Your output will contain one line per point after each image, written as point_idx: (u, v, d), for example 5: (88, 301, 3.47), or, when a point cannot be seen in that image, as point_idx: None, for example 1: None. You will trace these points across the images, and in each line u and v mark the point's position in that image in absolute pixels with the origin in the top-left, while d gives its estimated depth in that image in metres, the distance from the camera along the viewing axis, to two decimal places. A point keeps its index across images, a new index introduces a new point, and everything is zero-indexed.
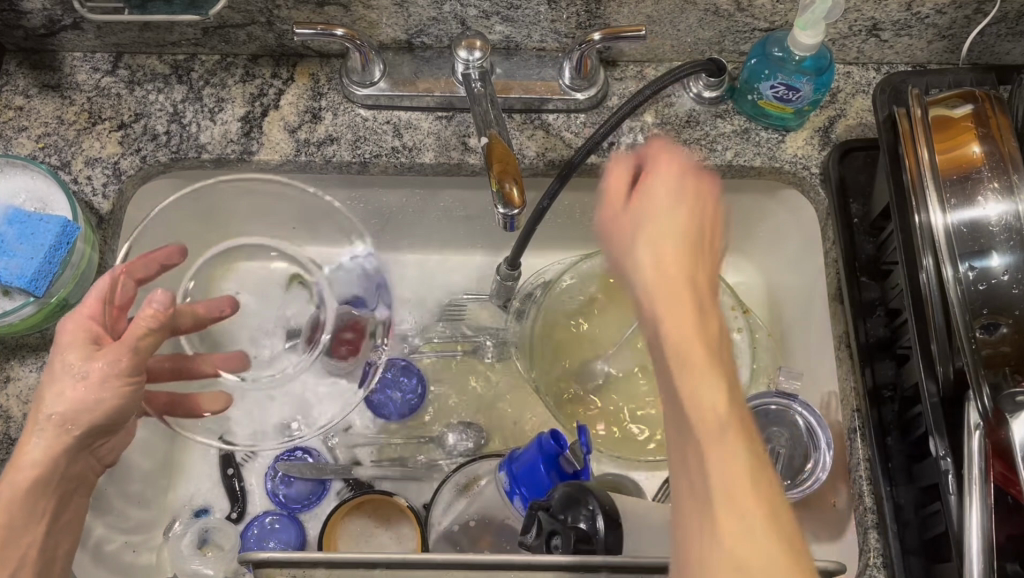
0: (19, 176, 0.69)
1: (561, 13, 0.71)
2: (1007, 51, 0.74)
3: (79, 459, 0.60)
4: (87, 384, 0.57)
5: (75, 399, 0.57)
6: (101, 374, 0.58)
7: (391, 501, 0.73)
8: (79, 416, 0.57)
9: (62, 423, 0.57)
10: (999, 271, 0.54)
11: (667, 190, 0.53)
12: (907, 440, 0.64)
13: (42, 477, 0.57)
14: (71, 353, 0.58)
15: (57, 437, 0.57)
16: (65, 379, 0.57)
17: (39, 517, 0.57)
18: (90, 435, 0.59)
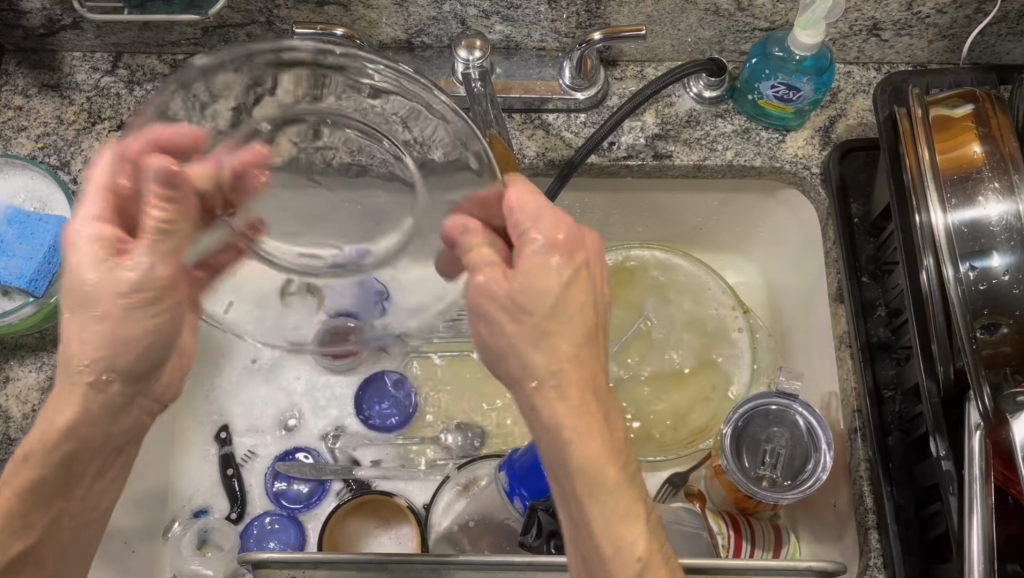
0: (19, 176, 0.69)
1: (561, 13, 0.71)
2: (1007, 51, 0.73)
3: (128, 413, 0.56)
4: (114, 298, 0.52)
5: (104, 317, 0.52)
6: (137, 294, 0.52)
7: (391, 500, 0.72)
8: (110, 351, 0.53)
9: (101, 363, 0.53)
10: (999, 272, 0.54)
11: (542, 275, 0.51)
12: (908, 440, 0.64)
13: (76, 438, 0.53)
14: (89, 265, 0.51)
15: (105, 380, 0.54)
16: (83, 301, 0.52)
17: (82, 473, 0.55)
18: (128, 375, 0.55)
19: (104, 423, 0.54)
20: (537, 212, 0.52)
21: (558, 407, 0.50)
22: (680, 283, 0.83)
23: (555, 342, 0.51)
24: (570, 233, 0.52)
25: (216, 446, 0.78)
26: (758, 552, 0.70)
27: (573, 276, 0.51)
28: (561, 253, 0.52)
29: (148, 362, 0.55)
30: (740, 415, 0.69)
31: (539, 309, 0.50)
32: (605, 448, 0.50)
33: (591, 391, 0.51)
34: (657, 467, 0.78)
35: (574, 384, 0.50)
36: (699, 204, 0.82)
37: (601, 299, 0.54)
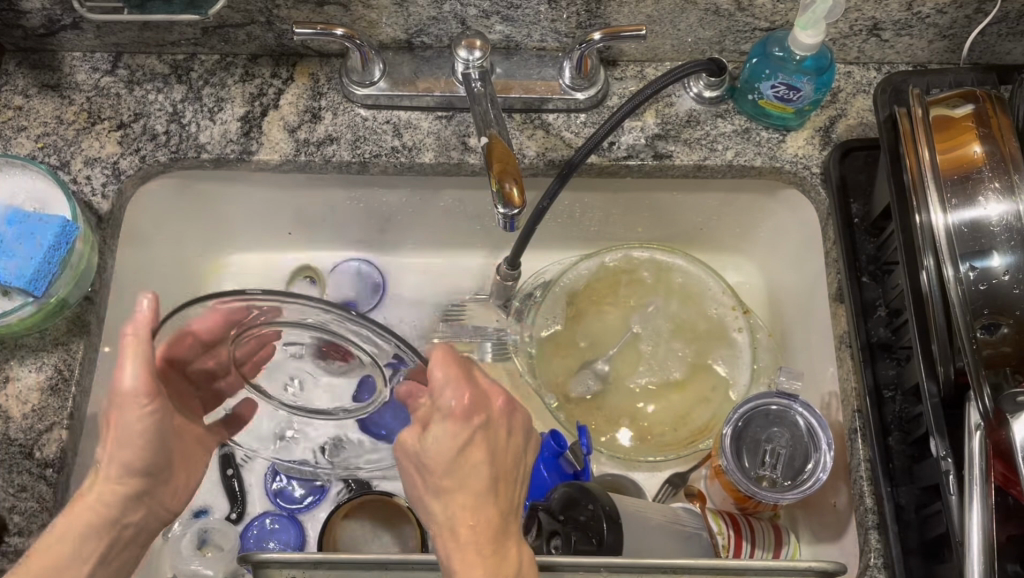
0: (19, 176, 0.68)
1: (561, 13, 0.71)
2: (1008, 50, 0.73)
3: (139, 506, 0.58)
4: (133, 403, 0.54)
5: (117, 420, 0.54)
6: (155, 402, 0.55)
7: (391, 501, 0.73)
8: (127, 451, 0.55)
9: (112, 464, 0.55)
10: (1000, 271, 0.54)
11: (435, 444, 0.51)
12: (907, 441, 0.64)
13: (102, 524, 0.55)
14: (141, 367, 0.53)
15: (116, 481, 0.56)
16: (113, 412, 0.55)
17: (89, 558, 0.55)
18: (138, 474, 0.56)
19: (114, 513, 0.56)
20: (445, 375, 0.52)
21: (449, 547, 0.49)
22: (680, 283, 0.82)
23: (452, 495, 0.51)
24: (470, 395, 0.51)
25: (215, 446, 0.77)
26: (757, 552, 0.70)
27: (470, 439, 0.51)
28: (458, 419, 0.51)
29: (159, 462, 0.58)
30: (740, 415, 0.70)
31: (437, 469, 0.51)
32: (489, 573, 0.48)
33: (481, 529, 0.49)
34: (657, 467, 0.78)
35: (466, 528, 0.49)
36: (700, 204, 0.82)
37: (507, 457, 0.53)
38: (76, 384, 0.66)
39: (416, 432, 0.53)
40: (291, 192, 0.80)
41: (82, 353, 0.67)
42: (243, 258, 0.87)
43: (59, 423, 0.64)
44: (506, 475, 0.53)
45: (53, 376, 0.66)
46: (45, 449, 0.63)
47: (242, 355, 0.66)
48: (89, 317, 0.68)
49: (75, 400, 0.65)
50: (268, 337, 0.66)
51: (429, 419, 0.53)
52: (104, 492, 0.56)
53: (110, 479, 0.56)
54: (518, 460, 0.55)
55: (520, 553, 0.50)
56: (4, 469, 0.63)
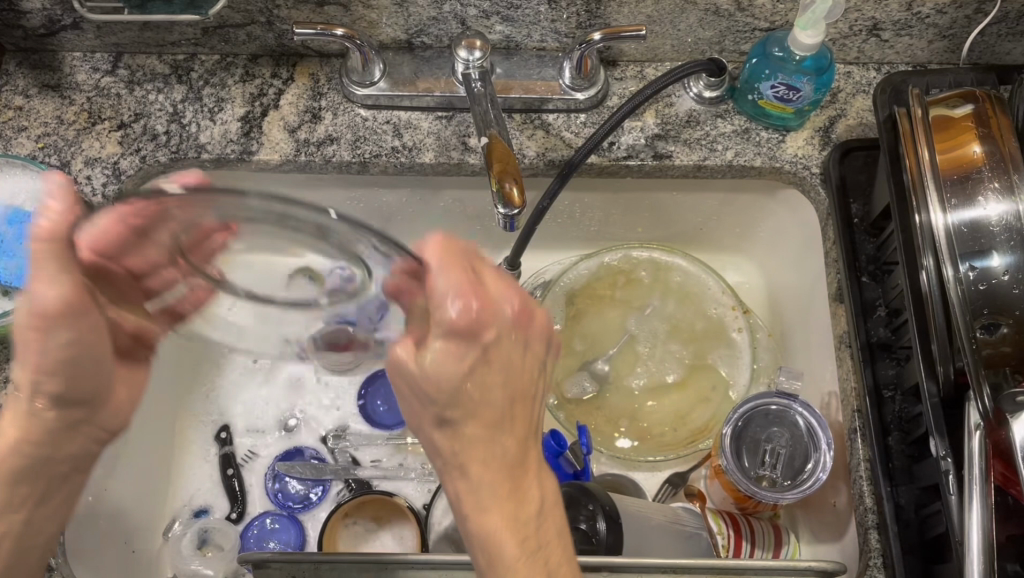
0: (20, 177, 0.68)
1: (561, 13, 0.71)
2: (1007, 51, 0.73)
3: (72, 437, 0.53)
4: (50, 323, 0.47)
5: (39, 342, 0.48)
6: (77, 327, 0.48)
7: (390, 501, 0.73)
8: (48, 377, 0.49)
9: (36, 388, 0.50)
10: (999, 271, 0.54)
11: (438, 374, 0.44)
12: (907, 440, 0.64)
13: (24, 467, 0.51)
14: (60, 280, 0.45)
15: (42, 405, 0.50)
16: (29, 329, 0.47)
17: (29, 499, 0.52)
18: (67, 401, 0.51)
19: (44, 451, 0.52)
20: (446, 287, 0.43)
21: (460, 484, 0.47)
22: (680, 283, 0.83)
23: (460, 428, 0.46)
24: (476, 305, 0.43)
25: (216, 446, 0.78)
26: (758, 552, 0.70)
27: (475, 364, 0.45)
28: (464, 338, 0.44)
29: (92, 388, 0.52)
30: (740, 415, 0.70)
31: (440, 399, 0.45)
32: (510, 521, 0.46)
33: (497, 467, 0.47)
34: (657, 467, 0.78)
35: (478, 466, 0.46)
36: (700, 204, 0.82)
37: (521, 372, 0.48)
38: None
39: (411, 350, 0.45)
40: (291, 192, 0.80)
41: None
42: None
43: None
44: (521, 394, 0.48)
45: None
46: None
47: (187, 242, 0.45)
48: None
49: None
50: (213, 228, 0.45)
51: (425, 332, 0.45)
52: (24, 424, 0.51)
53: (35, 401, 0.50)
54: (534, 374, 0.49)
55: (538, 485, 0.48)
56: None
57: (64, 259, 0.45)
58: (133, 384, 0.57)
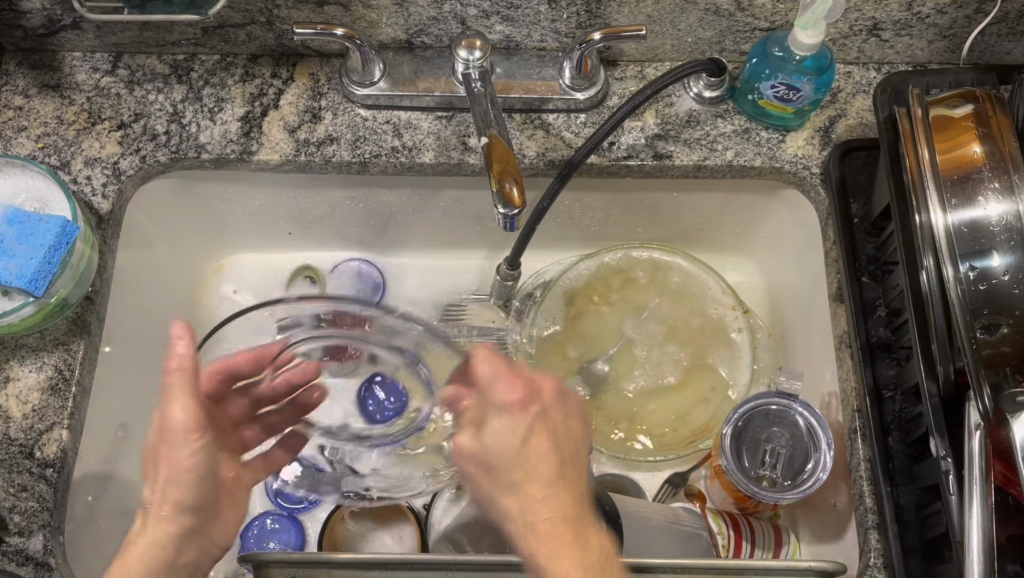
0: (19, 176, 0.68)
1: (562, 13, 0.71)
2: (1007, 51, 0.73)
3: (192, 544, 0.54)
4: (174, 438, 0.53)
5: (168, 454, 0.53)
6: (203, 438, 0.54)
7: (391, 501, 0.73)
8: (177, 486, 0.53)
9: (164, 501, 0.53)
10: (999, 271, 0.54)
11: (500, 442, 0.54)
12: (907, 440, 0.64)
13: (150, 572, 0.52)
14: (187, 401, 0.53)
15: (166, 519, 0.53)
16: (162, 445, 0.53)
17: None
18: (194, 508, 0.54)
19: (168, 557, 0.53)
20: (495, 372, 0.55)
21: (533, 542, 0.51)
22: (681, 283, 0.82)
23: (526, 490, 0.53)
24: (521, 389, 0.55)
25: None
26: (757, 552, 0.70)
27: (528, 431, 0.53)
28: (516, 414, 0.54)
29: (212, 496, 0.56)
30: (740, 415, 0.70)
31: (504, 464, 0.53)
32: (578, 566, 0.50)
33: (562, 521, 0.52)
34: (657, 468, 0.79)
35: (547, 520, 0.52)
36: (700, 204, 0.82)
37: (569, 444, 0.56)
38: (76, 384, 0.66)
39: (474, 434, 0.56)
40: (291, 191, 0.80)
41: (82, 353, 0.67)
42: (243, 258, 0.87)
43: (58, 423, 0.64)
44: (572, 463, 0.55)
45: (53, 376, 0.66)
46: (45, 450, 0.63)
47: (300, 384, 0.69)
48: (89, 317, 0.68)
49: (75, 400, 0.65)
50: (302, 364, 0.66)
51: (484, 421, 0.56)
52: (157, 530, 0.53)
53: (162, 511, 0.53)
54: (581, 449, 0.57)
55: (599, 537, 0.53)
56: (4, 469, 0.63)
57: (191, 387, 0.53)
58: (237, 506, 0.59)
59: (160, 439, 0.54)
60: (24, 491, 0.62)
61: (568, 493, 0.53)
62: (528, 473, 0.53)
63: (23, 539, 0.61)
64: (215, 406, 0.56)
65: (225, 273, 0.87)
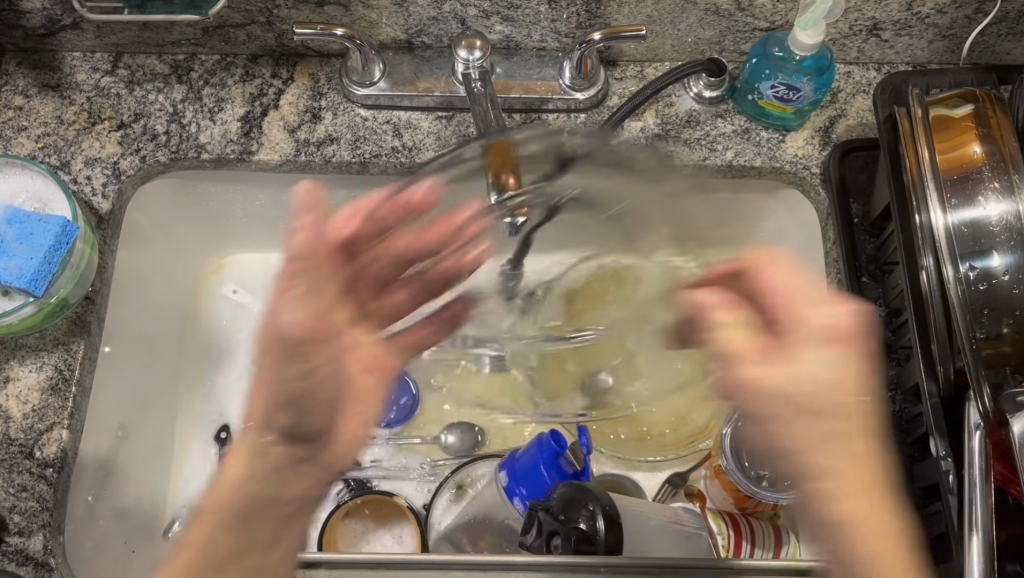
0: (19, 177, 0.68)
1: (562, 13, 0.71)
2: (1007, 51, 0.73)
3: (300, 474, 0.61)
4: (277, 349, 0.58)
5: (270, 361, 0.59)
6: (317, 357, 0.59)
7: (391, 501, 0.74)
8: (277, 415, 0.60)
9: (268, 425, 0.60)
10: (999, 271, 0.54)
11: (812, 362, 0.59)
12: (908, 440, 0.64)
13: (241, 507, 0.61)
14: (302, 306, 0.57)
15: (262, 435, 0.60)
16: (270, 348, 0.59)
17: (273, 517, 0.62)
18: (298, 438, 0.61)
19: (269, 486, 0.61)
20: (792, 290, 0.59)
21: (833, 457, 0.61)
22: None
23: (825, 417, 0.61)
24: (841, 321, 0.60)
25: (217, 447, 0.80)
26: (758, 552, 0.70)
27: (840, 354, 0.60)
28: (837, 341, 0.60)
29: (316, 426, 0.61)
30: (740, 415, 0.70)
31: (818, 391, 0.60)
32: (870, 483, 0.60)
33: (843, 434, 0.61)
34: (657, 468, 0.80)
35: (847, 434, 0.61)
36: None
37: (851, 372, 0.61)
38: (76, 384, 0.66)
39: (791, 360, 0.60)
40: (291, 192, 0.80)
41: (82, 353, 0.67)
42: (242, 258, 0.87)
43: (58, 423, 0.64)
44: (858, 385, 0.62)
45: (53, 376, 0.66)
46: (45, 449, 0.63)
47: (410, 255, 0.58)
48: (89, 317, 0.68)
49: (75, 400, 0.65)
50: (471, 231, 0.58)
51: (798, 342, 0.60)
52: (258, 456, 0.60)
53: (262, 437, 0.60)
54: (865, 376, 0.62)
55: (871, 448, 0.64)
56: (4, 469, 0.63)
57: (321, 271, 0.57)
58: (357, 428, 0.62)
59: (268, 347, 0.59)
60: (24, 491, 0.62)
61: (856, 419, 0.62)
62: (823, 390, 0.60)
63: (24, 539, 0.61)
64: (346, 316, 0.60)
65: (225, 273, 0.86)
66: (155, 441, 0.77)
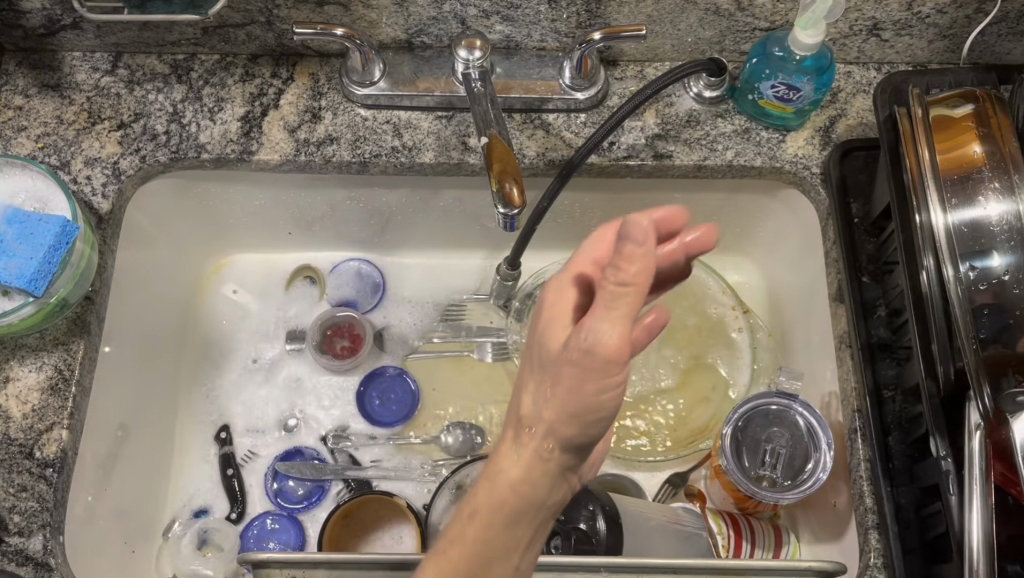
0: (19, 176, 0.68)
1: (562, 13, 0.71)
2: (1008, 51, 0.73)
3: (563, 484, 0.44)
4: (580, 367, 0.39)
5: (545, 340, 0.43)
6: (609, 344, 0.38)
7: (390, 501, 0.74)
8: (551, 408, 0.41)
9: (552, 430, 0.42)
10: (999, 272, 0.54)
11: None
12: (907, 440, 0.64)
13: (504, 505, 0.43)
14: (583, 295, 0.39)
15: (548, 442, 0.42)
16: (533, 345, 0.45)
17: (514, 546, 0.44)
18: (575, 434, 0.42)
19: (540, 494, 0.43)
20: None
21: None
22: (679, 284, 0.83)
23: None
24: None
25: (216, 447, 0.80)
26: (757, 552, 0.70)
27: None
28: None
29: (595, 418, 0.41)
30: (740, 415, 0.70)
31: None
32: None
33: None
34: (657, 467, 0.78)
35: None
36: (701, 204, 0.81)
37: None
38: (76, 384, 0.66)
39: None
40: (292, 191, 0.80)
41: (82, 352, 0.67)
42: (243, 258, 0.88)
43: (58, 423, 0.64)
44: None
45: (53, 376, 0.66)
46: (45, 450, 0.63)
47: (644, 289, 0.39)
48: (89, 317, 0.68)
49: (75, 400, 0.65)
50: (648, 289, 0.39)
51: None
52: (524, 448, 0.43)
53: (546, 440, 0.42)
54: None
55: None
56: (4, 469, 0.63)
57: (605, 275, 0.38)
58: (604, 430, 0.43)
59: (564, 360, 0.40)
60: (24, 491, 0.62)
61: None
62: None
63: (23, 539, 0.61)
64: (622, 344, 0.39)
65: (225, 273, 0.87)
66: (155, 442, 0.77)
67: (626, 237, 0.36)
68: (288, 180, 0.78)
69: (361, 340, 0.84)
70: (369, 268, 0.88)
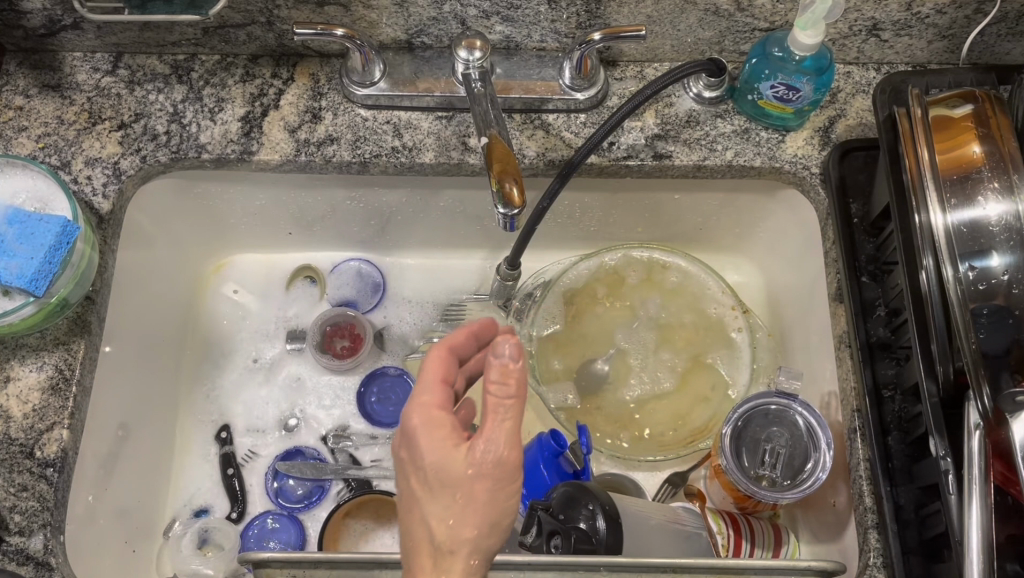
0: (19, 176, 0.68)
1: (562, 13, 0.71)
2: (1007, 51, 0.74)
3: None
4: (494, 478, 0.47)
5: (435, 464, 0.48)
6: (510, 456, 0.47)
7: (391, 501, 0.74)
8: (464, 521, 0.48)
9: (473, 545, 0.48)
10: (999, 271, 0.54)
11: None
12: (907, 440, 0.64)
13: None
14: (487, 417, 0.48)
15: (472, 557, 0.48)
16: (418, 471, 0.49)
17: None
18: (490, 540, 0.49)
19: None
20: None
21: None
22: (679, 283, 0.83)
23: None
24: None
25: (216, 447, 0.80)
26: (757, 551, 0.70)
27: None
28: None
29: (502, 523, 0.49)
30: (740, 415, 0.70)
31: None
32: None
33: None
34: (656, 467, 0.80)
35: None
36: (700, 204, 0.82)
37: None
38: (76, 384, 0.66)
39: None
40: (291, 191, 0.80)
41: (82, 352, 0.67)
42: (244, 258, 0.88)
43: (59, 423, 0.64)
44: None
45: (53, 376, 0.66)
46: (46, 450, 0.64)
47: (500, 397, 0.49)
48: (90, 317, 0.68)
49: (75, 400, 0.65)
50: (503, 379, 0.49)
51: None
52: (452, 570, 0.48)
53: (471, 556, 0.48)
54: None
55: None
56: (4, 469, 0.63)
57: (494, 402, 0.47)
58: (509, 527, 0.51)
59: (474, 477, 0.47)
60: (24, 491, 0.62)
61: None
62: None
63: (23, 539, 0.61)
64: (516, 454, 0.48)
65: (225, 273, 0.87)
66: (156, 442, 0.77)
67: (501, 356, 0.47)
68: (288, 180, 0.78)
69: (361, 340, 0.84)
70: (369, 268, 0.88)
